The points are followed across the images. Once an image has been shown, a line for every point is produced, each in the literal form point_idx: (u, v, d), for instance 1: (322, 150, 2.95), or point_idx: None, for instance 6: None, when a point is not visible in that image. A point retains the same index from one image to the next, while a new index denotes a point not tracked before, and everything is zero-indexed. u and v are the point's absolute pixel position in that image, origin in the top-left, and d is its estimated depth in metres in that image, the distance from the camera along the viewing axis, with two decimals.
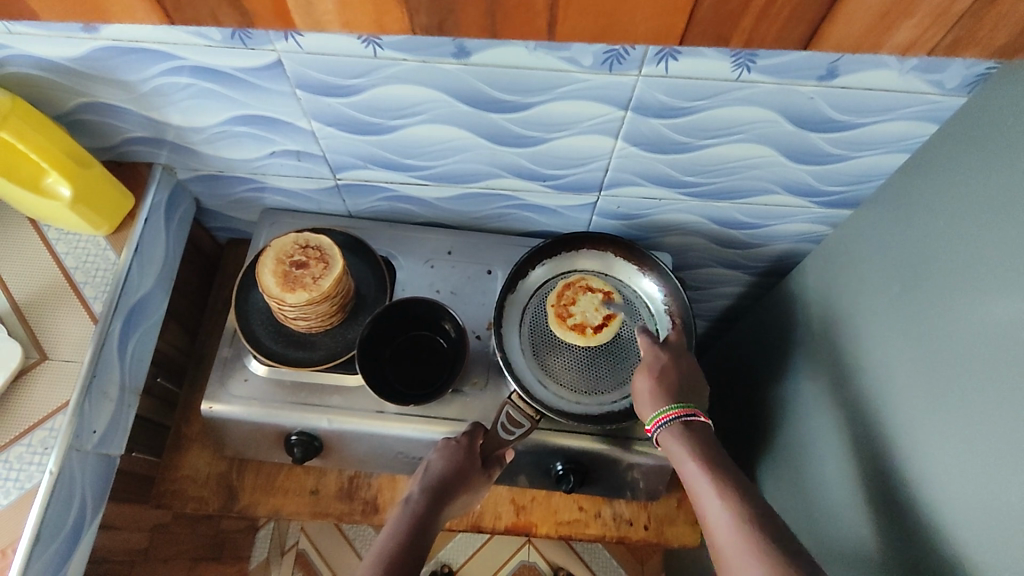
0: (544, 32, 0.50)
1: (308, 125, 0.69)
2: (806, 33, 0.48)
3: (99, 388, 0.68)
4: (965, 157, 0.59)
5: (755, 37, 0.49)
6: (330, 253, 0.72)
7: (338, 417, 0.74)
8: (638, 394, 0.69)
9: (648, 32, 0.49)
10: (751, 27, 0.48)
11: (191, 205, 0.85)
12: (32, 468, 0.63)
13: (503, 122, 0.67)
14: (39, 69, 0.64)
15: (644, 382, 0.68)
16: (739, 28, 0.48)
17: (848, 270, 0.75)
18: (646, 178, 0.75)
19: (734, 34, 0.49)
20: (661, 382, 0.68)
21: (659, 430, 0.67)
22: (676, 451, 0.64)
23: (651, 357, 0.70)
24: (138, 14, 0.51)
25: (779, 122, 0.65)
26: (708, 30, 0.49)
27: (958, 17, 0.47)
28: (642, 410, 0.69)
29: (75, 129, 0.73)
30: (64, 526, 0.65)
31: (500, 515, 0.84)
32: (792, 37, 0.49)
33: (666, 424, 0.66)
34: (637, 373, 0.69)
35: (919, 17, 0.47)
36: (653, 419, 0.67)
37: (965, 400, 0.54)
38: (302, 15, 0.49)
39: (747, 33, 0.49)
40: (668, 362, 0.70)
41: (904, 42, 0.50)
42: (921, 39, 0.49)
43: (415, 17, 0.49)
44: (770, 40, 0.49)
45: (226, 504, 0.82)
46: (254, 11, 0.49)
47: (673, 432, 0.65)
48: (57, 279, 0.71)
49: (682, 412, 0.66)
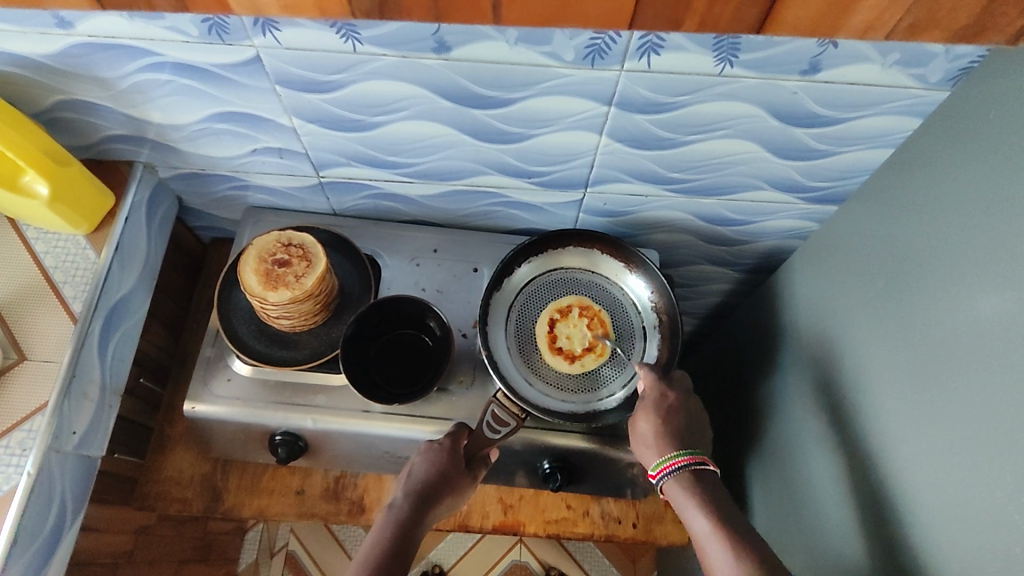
0: (489, 15, 0.48)
1: (290, 122, 0.69)
2: (761, 15, 0.46)
3: (79, 389, 0.68)
4: (948, 151, 0.59)
5: (709, 19, 0.47)
6: (313, 251, 0.71)
7: (323, 417, 0.74)
8: (641, 437, 0.69)
9: (601, 12, 0.47)
10: (704, 8, 0.46)
11: (173, 204, 0.85)
12: (9, 470, 0.62)
13: (486, 118, 0.66)
14: (16, 66, 0.63)
15: (649, 424, 0.69)
16: (691, 10, 0.46)
17: (835, 266, 0.74)
18: (632, 175, 0.75)
19: (687, 17, 0.46)
20: (665, 425, 0.69)
21: (664, 477, 0.67)
22: (683, 498, 0.65)
23: (657, 397, 0.70)
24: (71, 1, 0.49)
25: (763, 117, 0.65)
26: (661, 12, 0.46)
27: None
28: (646, 455, 0.69)
29: (54, 127, 0.72)
30: (43, 529, 0.65)
31: (488, 514, 0.83)
32: (746, 20, 0.47)
33: (673, 471, 0.66)
34: (641, 414, 0.69)
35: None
36: (658, 466, 0.67)
37: (948, 395, 0.54)
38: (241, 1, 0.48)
39: (700, 15, 0.46)
40: (673, 403, 0.70)
41: (864, 24, 0.47)
42: (880, 19, 0.46)
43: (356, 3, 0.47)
44: (725, 21, 0.47)
45: (211, 505, 0.81)
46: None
47: (679, 479, 0.66)
48: (37, 278, 0.70)
49: (690, 460, 0.66)
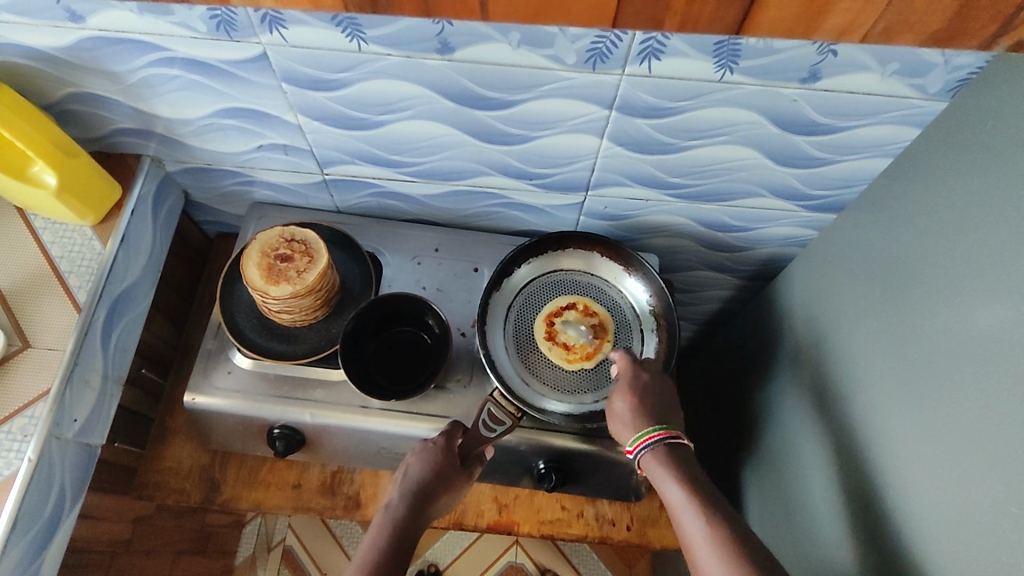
0: (477, 11, 0.48)
1: (295, 119, 0.70)
2: (738, 16, 0.47)
3: (81, 377, 0.68)
4: (946, 161, 0.59)
5: (689, 20, 0.48)
6: (314, 247, 0.72)
7: (321, 412, 0.74)
8: (618, 416, 0.68)
9: (584, 12, 0.48)
10: (684, 9, 0.46)
11: (179, 197, 0.86)
12: (9, 455, 0.63)
13: (489, 120, 0.67)
14: (28, 58, 0.64)
15: (624, 402, 0.68)
16: (672, 10, 0.47)
17: (833, 275, 0.75)
18: (633, 179, 0.76)
19: (667, 16, 0.47)
20: (640, 402, 0.68)
21: (642, 453, 0.66)
22: (659, 473, 0.63)
23: (630, 375, 0.70)
24: None
25: (763, 124, 0.65)
26: (643, 11, 0.47)
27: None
28: (622, 433, 0.68)
29: (65, 119, 0.73)
30: (41, 514, 0.65)
31: (483, 512, 0.84)
32: (726, 20, 0.47)
33: (650, 446, 0.65)
34: (617, 395, 0.69)
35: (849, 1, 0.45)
36: (634, 442, 0.66)
37: (942, 404, 0.55)
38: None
39: (681, 16, 0.47)
40: (647, 381, 0.70)
41: (839, 27, 0.48)
42: (855, 23, 0.47)
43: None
44: (705, 21, 0.47)
45: (208, 496, 0.82)
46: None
47: (655, 453, 0.65)
48: (43, 268, 0.71)
49: (665, 434, 0.65)
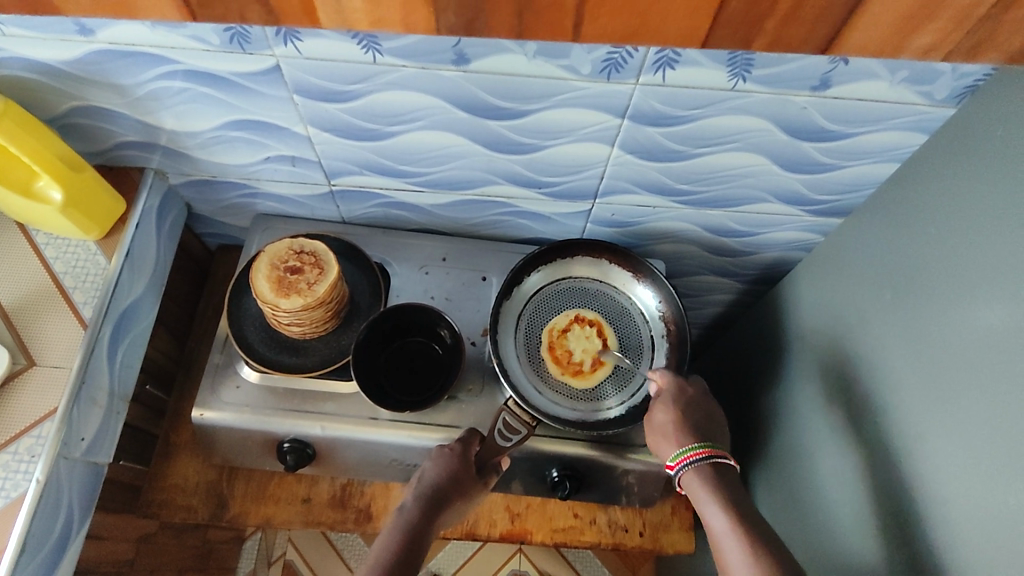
0: (570, 34, 0.47)
1: (305, 131, 0.69)
2: (830, 36, 0.45)
3: (88, 395, 0.67)
4: (953, 166, 0.60)
5: (780, 40, 0.46)
6: (324, 259, 0.71)
7: (332, 424, 0.74)
8: (658, 427, 0.69)
9: (676, 31, 0.46)
10: (777, 29, 0.45)
11: (182, 210, 0.85)
12: (17, 477, 0.62)
13: (501, 129, 0.67)
14: (33, 72, 0.63)
15: (666, 415, 0.69)
16: (764, 30, 0.45)
17: (840, 279, 0.76)
18: (641, 186, 0.76)
19: (757, 37, 0.46)
20: (683, 417, 0.68)
21: (683, 468, 0.66)
22: (701, 494, 0.64)
23: (676, 389, 0.71)
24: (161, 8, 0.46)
25: (772, 132, 0.66)
26: (736, 32, 0.45)
27: (976, 20, 0.44)
28: (660, 446, 0.68)
29: (66, 133, 0.72)
30: (49, 537, 0.64)
31: (495, 522, 0.83)
32: (816, 40, 0.46)
33: (694, 463, 0.66)
34: (659, 407, 0.70)
35: (942, 22, 0.44)
36: (677, 456, 0.67)
37: (958, 405, 0.55)
38: (328, 12, 0.45)
39: (770, 36, 0.46)
40: (692, 397, 0.71)
41: (924, 47, 0.47)
42: (940, 44, 0.47)
43: (442, 17, 0.46)
44: (796, 42, 0.46)
45: (216, 513, 0.81)
46: (280, 9, 0.45)
47: (697, 470, 0.66)
48: (46, 283, 0.70)
49: (709, 452, 0.66)
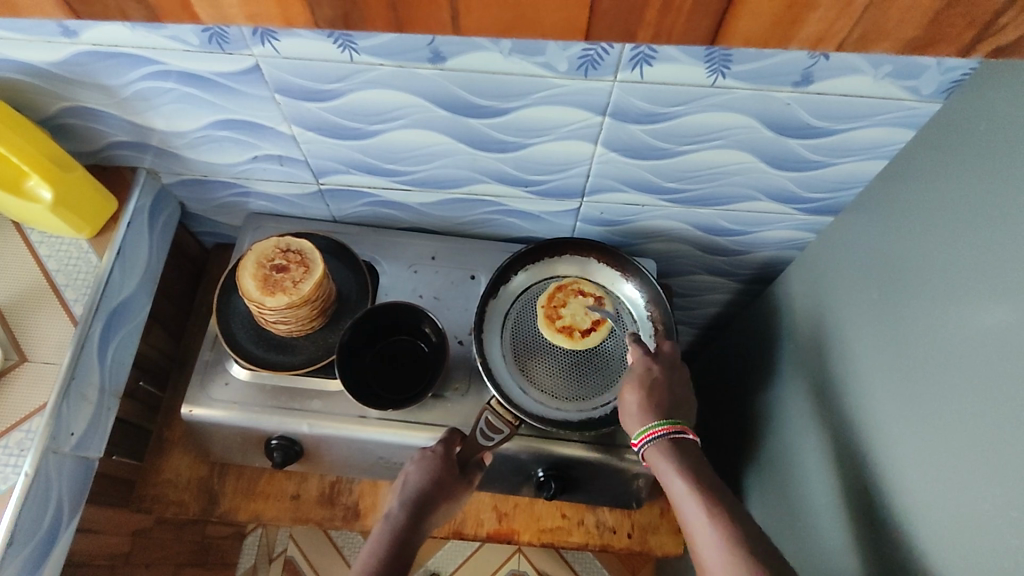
0: (449, 27, 0.46)
1: (289, 130, 0.70)
2: (713, 26, 0.44)
3: (78, 390, 0.68)
4: (940, 162, 0.59)
5: (662, 32, 0.45)
6: (310, 257, 0.72)
7: (318, 422, 0.74)
8: (627, 408, 0.68)
9: (558, 23, 0.45)
10: (656, 21, 0.44)
11: (176, 209, 0.86)
12: (6, 470, 0.63)
13: (482, 127, 0.67)
14: (23, 73, 0.64)
15: (634, 396, 0.67)
16: (645, 22, 0.44)
17: (831, 278, 0.74)
18: (628, 184, 0.75)
19: (640, 29, 0.45)
20: (650, 396, 0.67)
21: (647, 445, 0.66)
22: (661, 466, 0.63)
23: (643, 369, 0.69)
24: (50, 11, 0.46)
25: (756, 128, 0.65)
26: (615, 26, 0.45)
27: (864, 10, 0.43)
28: (629, 424, 0.68)
29: (60, 134, 0.74)
30: (38, 529, 0.65)
31: (483, 521, 0.83)
32: (699, 32, 0.44)
33: (656, 439, 0.65)
34: (628, 387, 0.68)
35: (822, 10, 0.43)
36: (640, 433, 0.66)
37: (942, 408, 0.54)
38: (207, 10, 0.45)
39: (653, 28, 0.45)
40: (659, 376, 0.69)
41: (814, 36, 0.45)
42: (829, 32, 0.44)
43: (318, 11, 0.45)
44: (679, 34, 0.45)
45: (207, 508, 0.82)
46: (160, 6, 0.45)
47: (658, 447, 0.65)
48: (39, 281, 0.71)
49: (669, 429, 0.65)
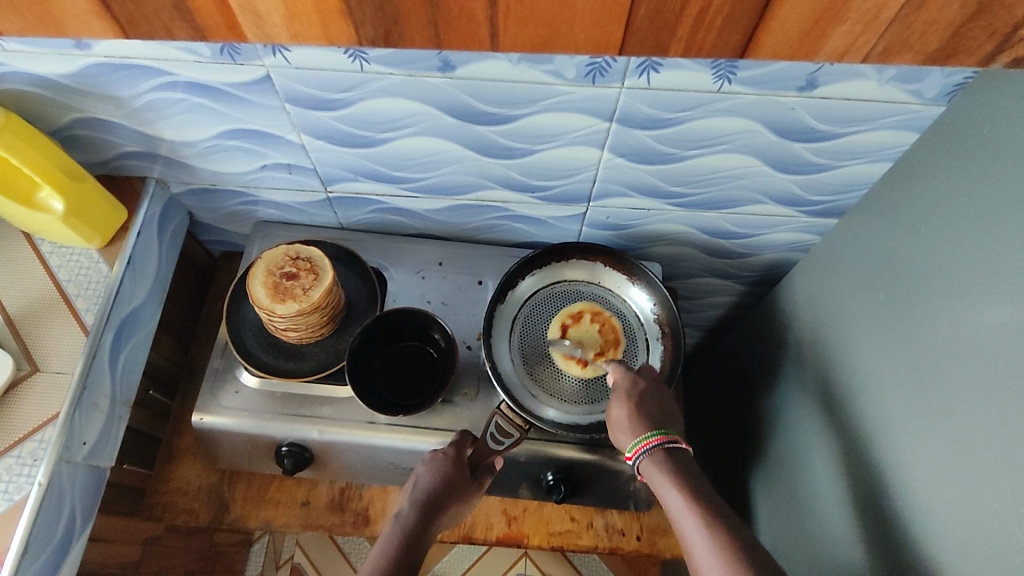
0: (486, 43, 0.47)
1: (298, 139, 0.70)
2: (742, 40, 0.45)
3: (90, 399, 0.69)
4: (945, 165, 0.60)
5: (692, 45, 0.46)
6: (320, 265, 0.72)
7: (329, 428, 0.74)
8: (615, 422, 0.68)
9: (591, 40, 0.46)
10: (687, 35, 0.45)
11: (184, 218, 0.86)
12: (21, 480, 0.63)
13: (491, 134, 0.67)
14: (34, 85, 0.65)
15: (622, 409, 0.68)
16: (677, 37, 0.45)
17: (835, 280, 0.75)
18: (634, 189, 0.76)
19: (671, 43, 0.46)
20: (637, 408, 0.68)
21: (641, 458, 0.65)
22: (657, 478, 0.63)
23: (628, 383, 0.70)
24: (94, 31, 0.48)
25: (761, 133, 0.66)
26: (647, 39, 0.46)
27: (888, 21, 0.44)
28: (620, 439, 0.68)
29: (70, 145, 0.74)
30: (52, 539, 0.65)
31: (492, 525, 0.84)
32: (727, 44, 0.46)
33: (649, 451, 0.65)
34: (615, 402, 0.69)
35: (849, 24, 0.44)
36: (634, 446, 0.66)
37: (949, 407, 0.55)
38: (251, 28, 0.46)
39: (684, 43, 0.46)
40: (646, 389, 0.70)
41: (839, 48, 0.46)
42: (854, 45, 0.46)
43: (361, 29, 0.47)
44: (708, 47, 0.46)
45: (218, 515, 0.82)
46: (204, 24, 0.47)
47: (653, 457, 0.64)
48: (50, 291, 0.71)
49: (664, 438, 0.65)
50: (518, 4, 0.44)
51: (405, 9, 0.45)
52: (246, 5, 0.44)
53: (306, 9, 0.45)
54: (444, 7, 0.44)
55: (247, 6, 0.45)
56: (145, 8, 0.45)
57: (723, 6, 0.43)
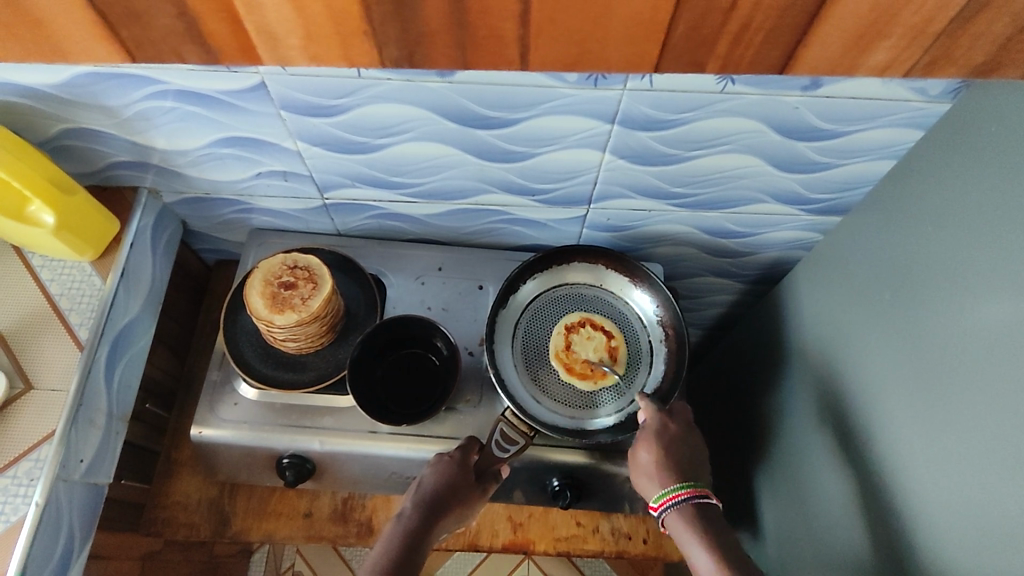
0: (516, 63, 0.47)
1: (294, 146, 0.69)
2: (784, 56, 0.45)
3: (86, 416, 0.67)
4: (950, 163, 0.59)
5: (731, 62, 0.46)
6: (318, 273, 0.71)
7: (330, 439, 0.73)
8: (642, 467, 0.68)
9: (624, 60, 0.46)
10: (727, 51, 0.45)
11: (177, 228, 0.85)
12: (16, 501, 0.62)
13: (491, 139, 0.66)
14: (21, 96, 0.63)
15: (649, 454, 0.68)
16: (716, 53, 0.45)
17: (839, 278, 0.75)
18: (635, 190, 0.75)
19: (709, 60, 0.46)
20: (666, 456, 0.68)
21: (666, 511, 0.66)
22: (683, 534, 0.64)
23: (658, 425, 0.70)
24: (96, 55, 0.47)
25: (765, 133, 0.65)
26: (682, 57, 0.46)
27: (937, 36, 0.43)
28: (646, 488, 0.68)
29: (59, 156, 0.72)
30: (51, 560, 0.64)
31: (497, 532, 0.83)
32: (768, 61, 0.46)
33: (675, 505, 0.66)
34: (642, 445, 0.69)
35: (897, 38, 0.44)
36: (659, 498, 0.67)
37: (955, 408, 0.54)
38: (266, 49, 0.46)
39: (722, 60, 0.45)
40: (675, 432, 0.70)
41: (882, 63, 0.46)
42: (897, 60, 0.46)
43: (383, 50, 0.46)
44: (747, 64, 0.46)
45: (218, 530, 0.81)
46: (217, 49, 0.46)
47: (680, 512, 0.65)
48: (41, 305, 0.70)
49: (693, 494, 0.66)
50: (550, 24, 0.43)
51: (430, 30, 0.44)
52: (260, 27, 0.44)
53: (322, 28, 0.44)
54: (469, 27, 0.43)
55: (261, 27, 0.44)
56: (152, 32, 0.45)
57: (766, 22, 0.43)
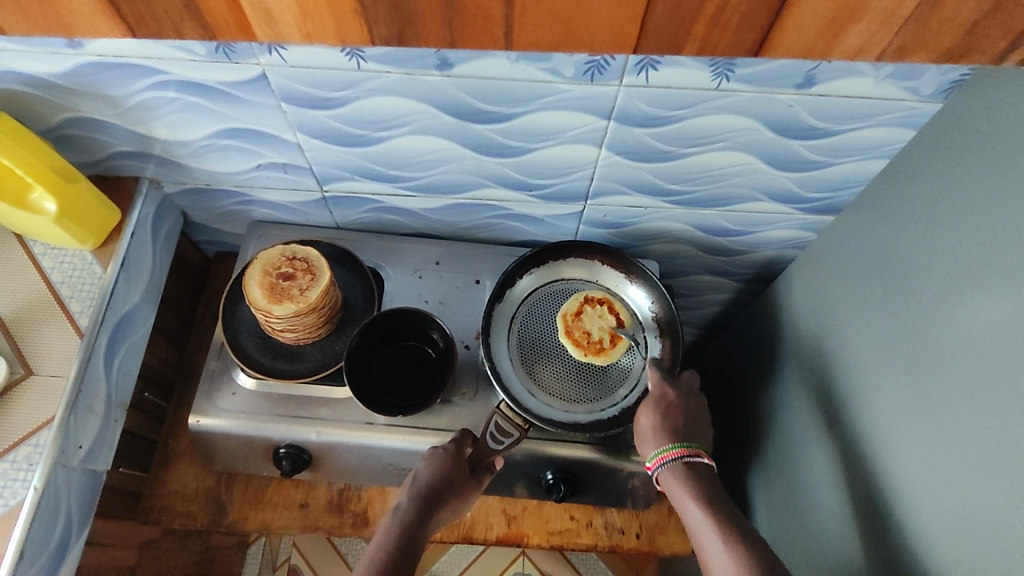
0: (501, 42, 0.48)
1: (294, 138, 0.70)
2: (758, 39, 0.47)
3: (85, 403, 0.68)
4: (942, 162, 0.60)
5: (709, 44, 0.48)
6: (316, 265, 0.72)
7: (327, 430, 0.74)
8: (642, 431, 0.70)
9: (607, 39, 0.48)
10: (704, 34, 0.47)
11: (178, 219, 0.85)
12: (16, 485, 0.62)
13: (489, 133, 0.67)
14: (26, 85, 0.64)
15: (649, 419, 0.70)
16: (693, 35, 0.47)
17: (832, 277, 0.75)
18: (632, 187, 0.76)
19: (687, 41, 0.48)
20: (666, 420, 0.70)
21: (660, 469, 0.68)
22: (677, 491, 0.66)
23: (658, 393, 0.71)
24: (100, 29, 0.49)
25: (759, 130, 0.66)
26: (663, 38, 0.47)
27: (903, 20, 0.46)
28: (643, 448, 0.70)
29: (62, 145, 0.73)
30: (49, 544, 0.65)
31: (492, 525, 0.84)
32: (744, 43, 0.47)
33: (669, 463, 0.67)
34: (643, 411, 0.70)
35: (865, 23, 0.46)
36: (655, 457, 0.68)
37: (945, 405, 0.55)
38: (263, 28, 0.47)
39: (700, 41, 0.47)
40: (674, 400, 0.71)
41: (854, 47, 0.48)
42: (869, 44, 0.48)
43: (374, 28, 0.48)
44: (724, 46, 0.48)
45: (215, 519, 0.82)
46: (215, 25, 0.48)
47: (673, 470, 0.67)
48: (43, 293, 0.71)
49: (684, 451, 0.67)
50: (535, 3, 0.45)
51: (420, 9, 0.46)
52: (259, 6, 0.46)
53: (320, 10, 0.46)
54: (461, 8, 0.45)
55: (259, 5, 0.46)
56: (156, 7, 0.46)
57: (741, 5, 0.44)
